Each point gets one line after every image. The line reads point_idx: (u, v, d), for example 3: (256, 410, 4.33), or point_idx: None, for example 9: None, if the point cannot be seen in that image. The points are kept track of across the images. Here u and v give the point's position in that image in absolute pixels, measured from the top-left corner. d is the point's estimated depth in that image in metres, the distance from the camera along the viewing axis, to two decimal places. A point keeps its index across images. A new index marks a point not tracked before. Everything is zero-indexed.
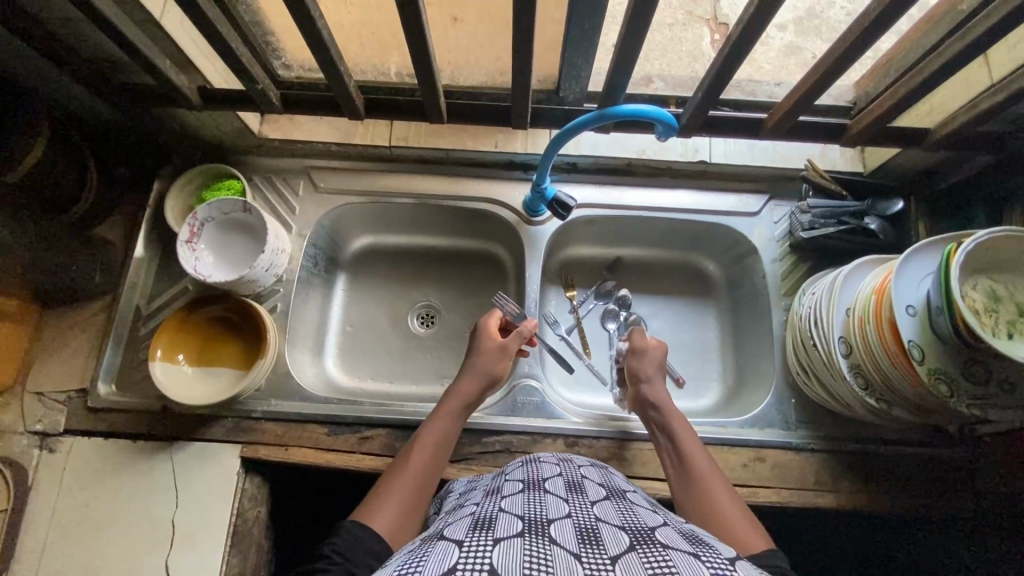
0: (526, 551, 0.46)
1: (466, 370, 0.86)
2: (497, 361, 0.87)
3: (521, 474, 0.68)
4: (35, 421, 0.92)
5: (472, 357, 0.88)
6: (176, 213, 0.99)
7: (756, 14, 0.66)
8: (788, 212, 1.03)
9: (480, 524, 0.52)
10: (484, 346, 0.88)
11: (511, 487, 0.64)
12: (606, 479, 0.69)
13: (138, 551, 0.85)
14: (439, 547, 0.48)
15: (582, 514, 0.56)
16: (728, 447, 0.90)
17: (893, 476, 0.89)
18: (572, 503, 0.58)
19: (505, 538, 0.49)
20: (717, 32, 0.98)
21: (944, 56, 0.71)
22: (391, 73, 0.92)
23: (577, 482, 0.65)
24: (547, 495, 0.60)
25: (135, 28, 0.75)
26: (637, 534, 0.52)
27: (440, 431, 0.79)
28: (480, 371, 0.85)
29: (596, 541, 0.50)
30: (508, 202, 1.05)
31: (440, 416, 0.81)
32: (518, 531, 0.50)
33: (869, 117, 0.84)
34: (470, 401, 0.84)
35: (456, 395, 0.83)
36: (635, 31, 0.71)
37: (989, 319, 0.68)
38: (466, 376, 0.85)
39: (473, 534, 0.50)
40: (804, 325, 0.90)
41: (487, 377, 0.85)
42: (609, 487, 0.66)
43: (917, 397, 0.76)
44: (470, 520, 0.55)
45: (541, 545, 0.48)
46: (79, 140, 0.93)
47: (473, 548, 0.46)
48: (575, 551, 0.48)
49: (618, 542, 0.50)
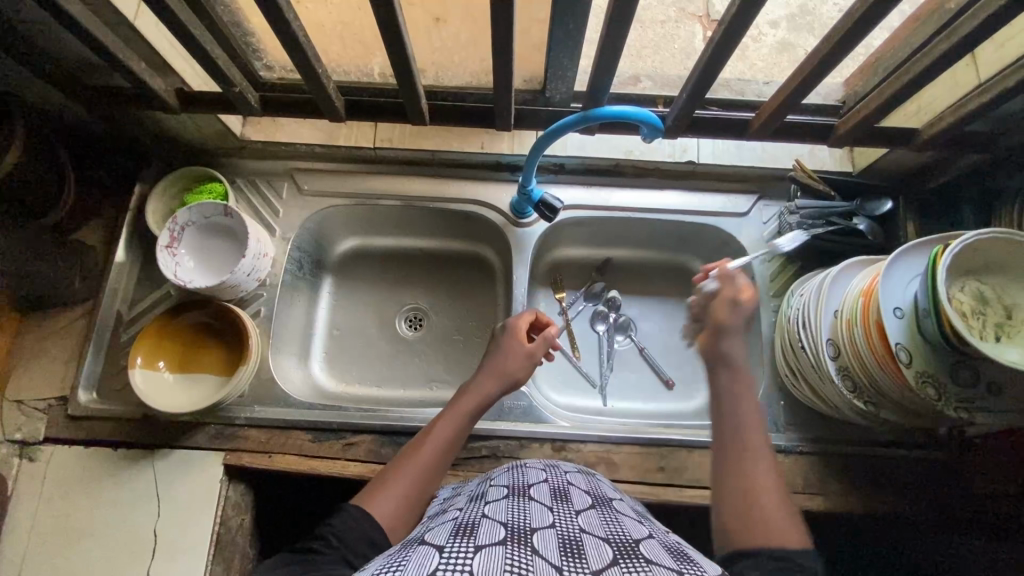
0: (508, 561, 0.45)
1: (488, 369, 0.82)
2: (522, 363, 0.83)
3: (507, 479, 0.67)
4: (13, 430, 0.90)
5: (497, 356, 0.83)
6: (156, 216, 0.97)
7: (739, 14, 0.66)
8: (778, 212, 1.02)
9: (462, 530, 0.52)
10: (510, 347, 0.84)
11: (495, 492, 0.63)
12: (593, 486, 0.68)
13: (118, 561, 0.84)
14: (420, 552, 0.48)
15: (566, 524, 0.55)
16: (715, 450, 0.90)
17: (882, 478, 0.88)
18: (557, 512, 0.57)
19: (487, 545, 0.48)
20: (709, 28, 1.01)
21: (931, 55, 0.71)
22: (374, 73, 0.91)
23: (563, 488, 0.64)
24: (532, 502, 0.59)
25: (108, 30, 0.73)
26: (620, 546, 0.51)
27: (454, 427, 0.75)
28: (503, 372, 0.81)
29: (579, 553, 0.49)
30: (495, 204, 1.04)
31: (454, 413, 0.76)
32: (500, 539, 0.49)
33: (857, 116, 0.83)
34: (487, 402, 0.79)
35: (475, 394, 0.79)
36: (618, 30, 0.70)
37: (976, 322, 0.68)
38: (486, 374, 0.81)
39: (454, 539, 0.49)
40: (793, 327, 0.89)
41: (509, 379, 0.81)
42: (596, 495, 0.65)
43: (904, 399, 0.75)
44: (452, 525, 0.54)
45: (523, 554, 0.47)
46: (56, 143, 0.92)
47: (454, 555, 0.46)
48: (556, 564, 0.47)
49: (601, 554, 0.49)
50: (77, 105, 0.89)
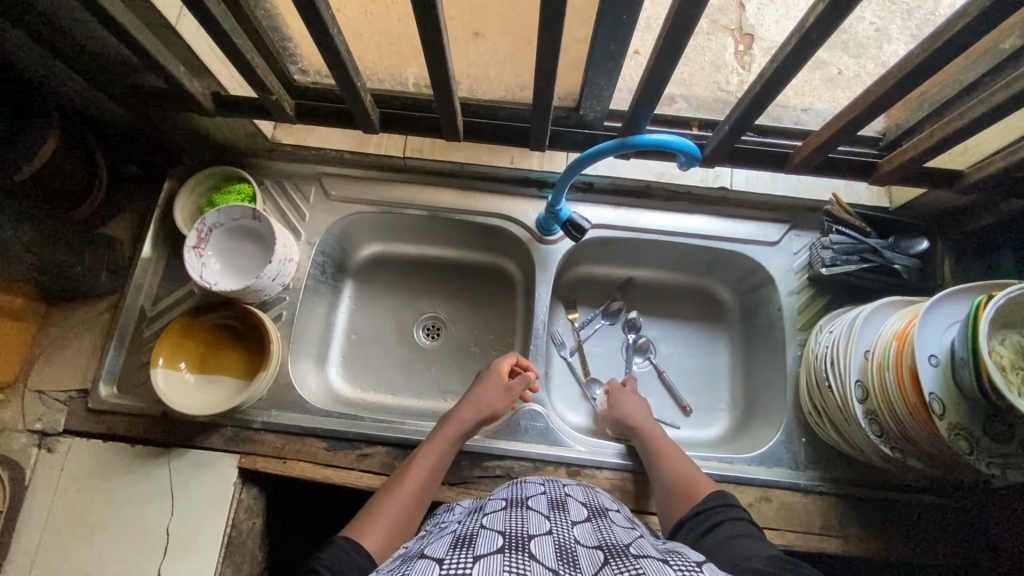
0: (506, 566, 0.44)
1: (468, 400, 0.86)
2: (502, 397, 0.87)
3: (506, 493, 0.66)
4: (34, 419, 0.91)
5: (476, 388, 0.88)
6: (185, 218, 0.97)
7: (794, 49, 0.64)
8: (809, 243, 1.00)
9: (461, 541, 0.50)
10: (490, 382, 0.88)
11: (493, 504, 0.62)
12: (590, 498, 0.67)
13: (129, 557, 0.84)
14: (420, 566, 0.46)
15: (562, 533, 0.54)
16: (733, 485, 0.88)
17: (903, 524, 0.87)
18: (554, 521, 0.56)
19: (486, 554, 0.47)
20: (740, 43, 0.92)
21: (990, 101, 0.68)
22: (408, 83, 0.90)
23: (561, 500, 0.63)
24: (529, 512, 0.58)
25: (148, 33, 0.73)
26: (611, 550, 0.51)
27: (434, 456, 0.79)
28: (485, 402, 0.86)
29: (573, 560, 0.48)
30: (521, 219, 1.03)
31: (438, 443, 0.81)
32: (498, 547, 0.48)
33: (903, 155, 0.82)
34: (467, 430, 0.84)
35: (454, 421, 0.84)
36: (664, 58, 0.69)
37: (1015, 377, 0.65)
38: (466, 406, 0.85)
39: (454, 550, 0.48)
40: (820, 364, 0.88)
41: (488, 411, 0.85)
42: (592, 507, 0.64)
43: (934, 448, 0.73)
44: (452, 537, 0.53)
45: (520, 560, 0.46)
46: (90, 138, 0.92)
47: (455, 565, 0.45)
48: (552, 567, 0.46)
49: (592, 559, 0.49)
50: (112, 101, 0.89)
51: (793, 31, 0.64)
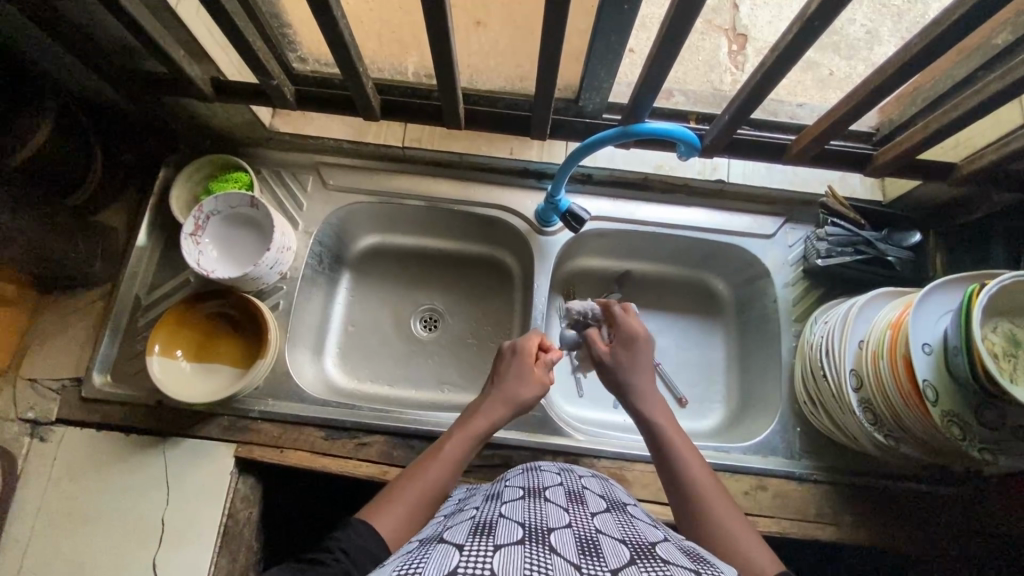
0: (527, 559, 0.44)
1: (497, 388, 0.80)
2: (534, 380, 0.81)
3: (521, 480, 0.66)
4: (26, 408, 0.90)
5: (504, 375, 0.81)
6: (182, 206, 0.97)
7: (795, 39, 0.65)
8: (804, 236, 1.02)
9: (480, 529, 0.50)
10: (522, 367, 0.81)
11: (511, 492, 0.62)
12: (606, 489, 0.67)
13: (123, 547, 0.84)
14: (439, 551, 0.46)
15: (582, 524, 0.53)
16: (730, 472, 0.89)
17: (897, 512, 0.88)
18: (572, 513, 0.56)
19: (506, 544, 0.47)
20: (734, 43, 0.92)
21: (982, 93, 0.70)
22: (408, 73, 0.90)
23: (578, 491, 0.63)
24: (548, 504, 0.57)
25: (149, 16, 0.73)
26: (636, 546, 0.50)
27: (458, 446, 0.73)
28: (516, 389, 0.79)
29: (596, 552, 0.48)
30: (519, 210, 1.03)
31: (464, 432, 0.75)
32: (518, 539, 0.48)
33: (899, 147, 0.83)
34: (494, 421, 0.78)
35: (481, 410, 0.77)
36: (666, 52, 0.69)
37: (1008, 364, 0.67)
38: (495, 394, 0.79)
39: (473, 538, 0.48)
40: (815, 354, 0.89)
41: (521, 397, 0.80)
42: (610, 499, 0.64)
43: (925, 435, 0.74)
44: (469, 525, 0.53)
45: (541, 553, 0.46)
46: (86, 123, 0.91)
47: (474, 552, 0.45)
48: (574, 561, 0.45)
49: (618, 553, 0.48)
50: (110, 86, 0.88)
51: (791, 22, 0.65)
